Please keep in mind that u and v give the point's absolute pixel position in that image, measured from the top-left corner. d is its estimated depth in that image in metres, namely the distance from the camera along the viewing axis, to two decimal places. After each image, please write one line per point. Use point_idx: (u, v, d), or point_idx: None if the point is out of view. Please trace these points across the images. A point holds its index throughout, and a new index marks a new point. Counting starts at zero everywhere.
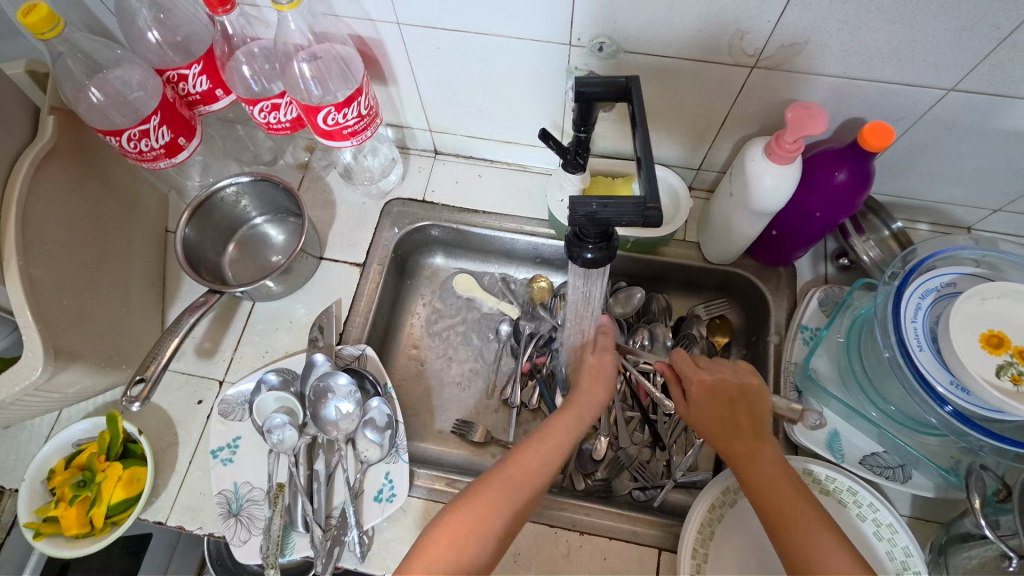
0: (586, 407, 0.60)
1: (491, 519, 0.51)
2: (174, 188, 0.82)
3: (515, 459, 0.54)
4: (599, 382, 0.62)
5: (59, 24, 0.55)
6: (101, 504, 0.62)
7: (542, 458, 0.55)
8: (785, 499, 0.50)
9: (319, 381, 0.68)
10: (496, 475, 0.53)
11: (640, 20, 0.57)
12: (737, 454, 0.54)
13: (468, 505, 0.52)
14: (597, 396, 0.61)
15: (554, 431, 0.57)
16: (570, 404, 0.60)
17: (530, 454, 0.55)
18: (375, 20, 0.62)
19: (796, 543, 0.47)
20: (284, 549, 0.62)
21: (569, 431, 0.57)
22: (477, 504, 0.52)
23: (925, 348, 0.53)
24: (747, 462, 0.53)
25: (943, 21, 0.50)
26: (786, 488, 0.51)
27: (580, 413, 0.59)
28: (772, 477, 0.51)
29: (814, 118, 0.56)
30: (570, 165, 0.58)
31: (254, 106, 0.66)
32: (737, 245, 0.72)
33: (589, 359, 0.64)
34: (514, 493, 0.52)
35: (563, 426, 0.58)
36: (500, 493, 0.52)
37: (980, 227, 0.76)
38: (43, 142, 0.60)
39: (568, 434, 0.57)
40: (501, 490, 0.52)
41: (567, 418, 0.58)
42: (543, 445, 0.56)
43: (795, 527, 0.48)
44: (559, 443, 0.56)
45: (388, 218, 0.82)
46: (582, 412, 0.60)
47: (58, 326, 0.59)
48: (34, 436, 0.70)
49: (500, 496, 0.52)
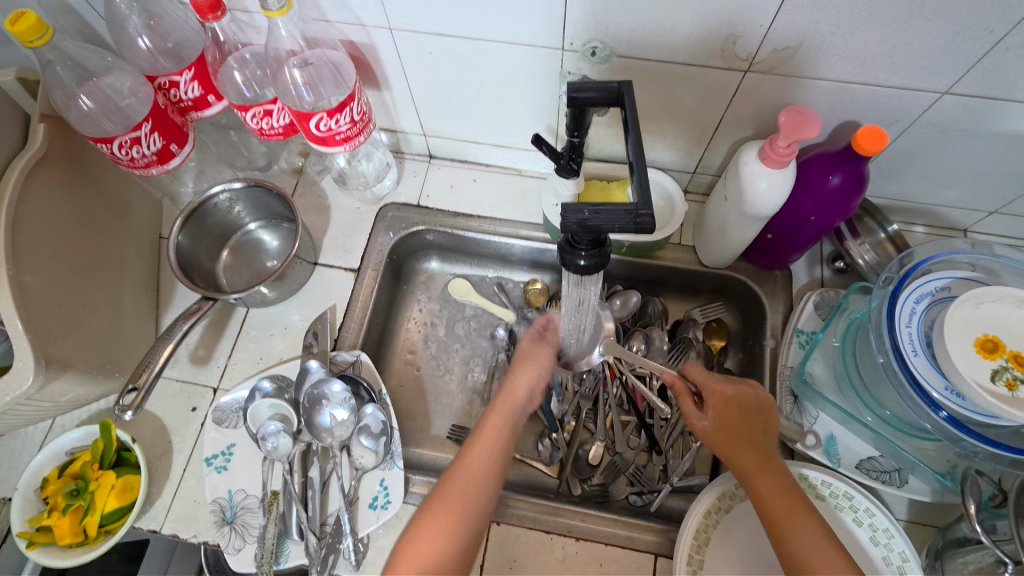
0: (516, 391, 0.66)
1: (457, 505, 0.54)
2: (167, 194, 0.82)
3: (468, 451, 0.59)
4: (532, 366, 0.68)
5: (48, 32, 0.55)
6: (94, 513, 0.61)
7: (490, 439, 0.60)
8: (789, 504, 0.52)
9: (313, 388, 0.68)
10: (457, 471, 0.57)
11: (631, 25, 0.57)
12: (748, 464, 0.55)
13: (435, 505, 0.55)
14: (524, 380, 0.67)
15: (492, 417, 0.63)
16: (499, 395, 0.66)
17: (479, 444, 0.59)
18: (367, 25, 0.62)
19: (796, 550, 0.49)
20: (279, 557, 0.62)
21: (508, 412, 0.64)
22: (444, 501, 0.55)
23: (919, 353, 0.53)
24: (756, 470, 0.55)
25: (935, 25, 0.50)
26: (790, 496, 0.53)
27: (507, 403, 0.64)
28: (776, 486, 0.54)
29: (807, 122, 0.55)
30: (564, 170, 0.58)
31: (246, 112, 0.66)
32: (732, 249, 0.72)
33: (526, 346, 0.72)
34: (478, 482, 0.57)
35: (498, 411, 0.63)
36: (462, 487, 0.56)
37: (976, 230, 0.76)
38: (34, 149, 0.60)
39: (506, 416, 0.63)
40: (465, 482, 0.56)
41: (502, 403, 0.65)
42: (487, 431, 0.61)
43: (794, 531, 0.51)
44: (496, 423, 0.62)
45: (383, 222, 0.82)
46: (509, 397, 0.65)
47: (51, 334, 0.58)
48: (28, 445, 0.70)
49: (463, 484, 0.56)
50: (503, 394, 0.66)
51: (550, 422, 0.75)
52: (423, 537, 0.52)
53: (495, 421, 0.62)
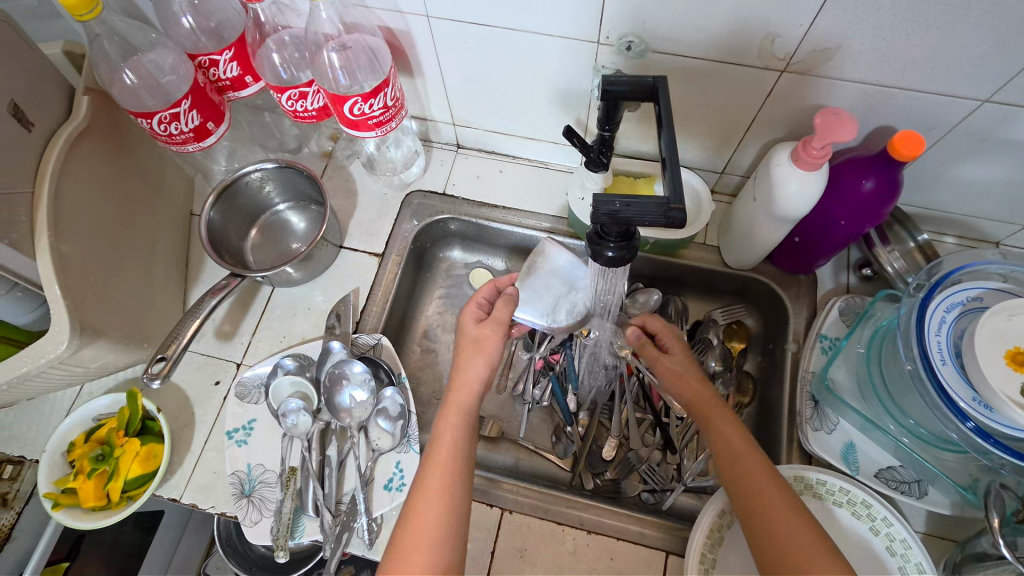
0: (459, 390, 0.60)
1: (429, 525, 0.52)
2: (200, 170, 0.84)
3: (426, 472, 0.55)
4: (480, 355, 0.62)
5: (98, 6, 0.56)
6: (119, 478, 0.63)
7: (442, 459, 0.56)
8: (775, 499, 0.51)
9: (334, 367, 0.69)
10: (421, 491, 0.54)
11: (668, 20, 0.56)
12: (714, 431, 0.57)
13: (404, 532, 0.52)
14: (476, 371, 0.61)
15: (446, 418, 0.59)
16: (450, 392, 0.61)
17: (437, 456, 0.56)
18: (404, 12, 0.63)
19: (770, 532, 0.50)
20: (294, 532, 0.63)
21: (459, 413, 0.59)
22: (416, 523, 0.52)
23: (948, 362, 0.52)
24: (739, 454, 0.55)
25: (981, 31, 0.49)
26: (766, 482, 0.52)
27: (459, 400, 0.60)
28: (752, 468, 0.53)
29: (844, 124, 0.54)
30: (593, 164, 0.58)
31: (282, 94, 0.66)
32: (758, 251, 0.71)
33: (473, 325, 0.64)
34: (444, 499, 0.53)
35: (450, 412, 0.59)
36: (432, 505, 0.53)
37: (1009, 243, 0.74)
38: (78, 120, 0.62)
39: (457, 417, 0.59)
40: (432, 499, 0.53)
41: (452, 403, 0.60)
42: (443, 440, 0.57)
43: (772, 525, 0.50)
44: (452, 424, 0.58)
45: (408, 209, 0.83)
46: (461, 396, 0.60)
47: (85, 301, 0.60)
48: (56, 409, 0.72)
49: (430, 503, 0.53)
50: (455, 383, 0.61)
51: (565, 415, 0.75)
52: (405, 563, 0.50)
53: (449, 422, 0.59)
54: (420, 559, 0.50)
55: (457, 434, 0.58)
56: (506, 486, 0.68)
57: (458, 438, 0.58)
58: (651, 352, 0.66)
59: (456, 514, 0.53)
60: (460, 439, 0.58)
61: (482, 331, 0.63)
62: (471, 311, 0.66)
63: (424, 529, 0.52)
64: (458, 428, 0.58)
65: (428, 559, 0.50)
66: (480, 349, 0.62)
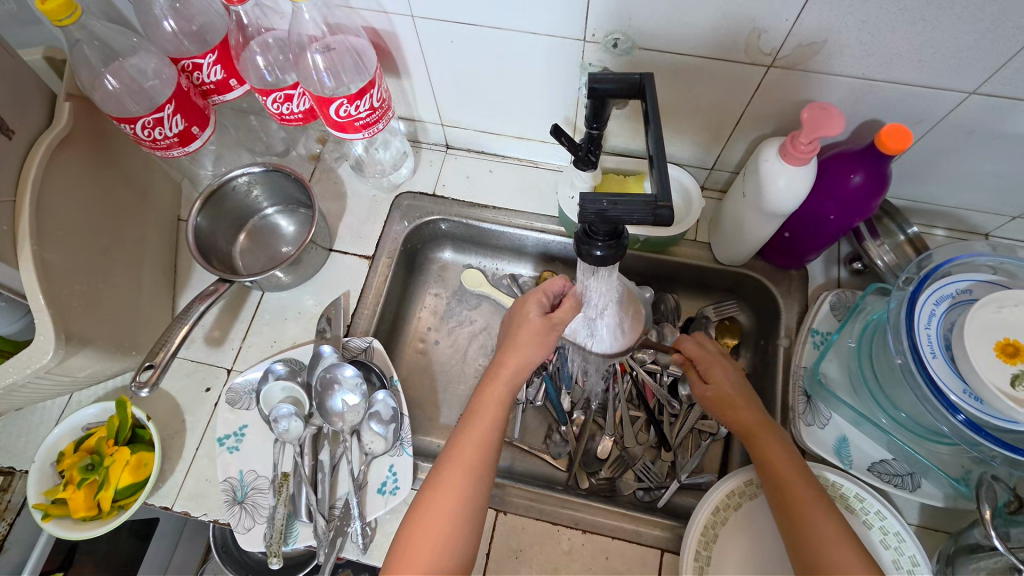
0: (506, 370, 0.60)
1: (454, 494, 0.53)
2: (187, 177, 0.83)
3: (459, 441, 0.57)
4: (536, 340, 0.61)
5: (76, 11, 0.56)
6: (109, 487, 0.62)
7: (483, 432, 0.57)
8: (828, 533, 0.50)
9: (326, 371, 0.69)
10: (454, 458, 0.56)
11: (655, 17, 0.56)
12: (749, 433, 0.59)
13: (428, 499, 0.54)
14: (518, 362, 0.60)
15: (488, 394, 0.60)
16: (501, 368, 0.61)
17: (477, 425, 0.58)
18: (389, 12, 0.62)
19: (804, 532, 0.51)
20: (288, 537, 0.62)
21: (502, 390, 0.59)
22: (440, 492, 0.54)
23: (937, 355, 0.52)
24: (791, 484, 0.54)
25: (966, 24, 0.49)
26: (821, 514, 0.51)
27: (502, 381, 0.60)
28: (802, 493, 0.53)
29: (831, 119, 0.55)
30: (582, 163, 0.57)
31: (268, 97, 0.66)
32: (749, 247, 0.71)
33: (535, 314, 0.63)
34: (475, 468, 0.55)
35: (494, 389, 0.60)
36: (459, 468, 0.55)
37: (998, 234, 0.75)
38: (59, 129, 0.61)
39: (500, 394, 0.59)
40: (461, 467, 0.55)
41: (498, 379, 0.60)
42: (483, 416, 0.58)
43: (825, 556, 0.49)
44: (494, 402, 0.59)
45: (397, 211, 0.82)
46: (510, 375, 0.60)
47: (71, 311, 0.59)
48: (45, 418, 0.71)
49: (458, 473, 0.55)
50: (504, 362, 0.61)
51: (559, 415, 0.75)
52: (427, 524, 0.52)
53: (494, 397, 0.59)
54: (444, 526, 0.52)
55: (497, 413, 0.58)
56: (501, 487, 0.67)
57: (497, 417, 0.58)
58: (694, 379, 0.67)
59: (480, 491, 0.54)
60: (499, 418, 0.58)
61: (543, 322, 0.62)
62: (536, 300, 0.64)
63: (442, 502, 0.53)
64: (496, 407, 0.59)
65: (447, 531, 0.52)
66: (540, 340, 0.61)
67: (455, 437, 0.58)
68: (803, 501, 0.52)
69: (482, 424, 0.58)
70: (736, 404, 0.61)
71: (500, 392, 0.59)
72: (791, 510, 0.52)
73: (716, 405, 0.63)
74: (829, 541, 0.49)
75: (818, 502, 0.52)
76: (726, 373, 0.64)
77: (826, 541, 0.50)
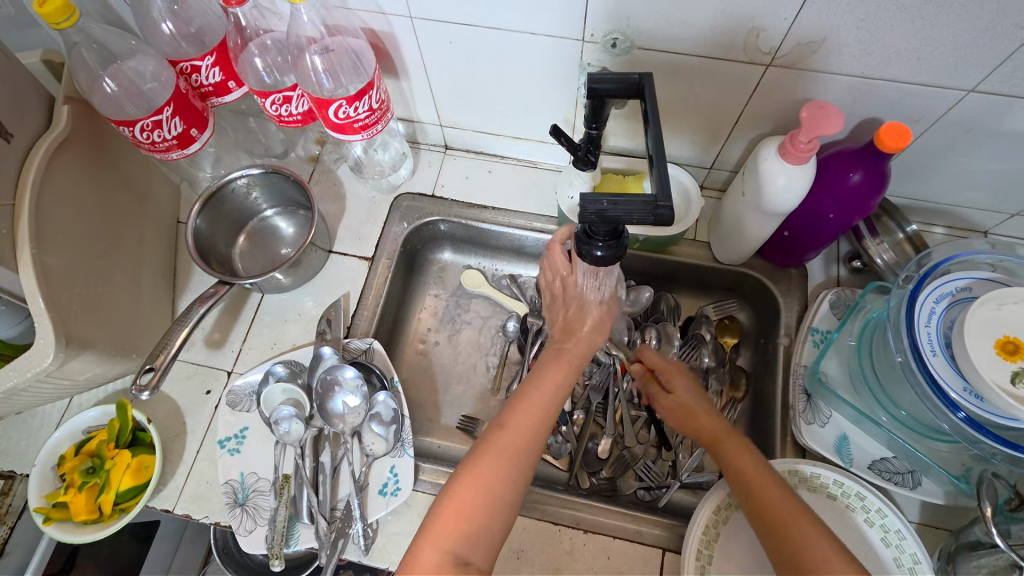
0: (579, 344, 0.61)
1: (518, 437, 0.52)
2: (186, 179, 0.83)
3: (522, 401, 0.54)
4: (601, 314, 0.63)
5: (74, 14, 0.56)
6: (110, 491, 0.62)
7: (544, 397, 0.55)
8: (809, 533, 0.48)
9: (326, 373, 0.68)
10: (522, 404, 0.54)
11: (654, 16, 0.56)
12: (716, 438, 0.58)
13: (479, 453, 0.51)
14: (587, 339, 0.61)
15: (559, 361, 0.58)
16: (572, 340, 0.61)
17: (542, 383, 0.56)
18: (388, 13, 0.62)
19: (786, 533, 0.49)
20: (289, 539, 0.62)
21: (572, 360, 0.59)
22: (504, 434, 0.52)
23: (938, 352, 0.52)
24: (765, 486, 0.52)
25: (964, 22, 0.49)
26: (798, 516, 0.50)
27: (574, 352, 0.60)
28: (776, 497, 0.51)
29: (830, 117, 0.55)
30: (581, 163, 0.57)
31: (266, 98, 0.66)
32: (748, 246, 0.71)
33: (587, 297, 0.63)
34: (543, 421, 0.53)
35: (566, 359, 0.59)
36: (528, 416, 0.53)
37: (997, 232, 0.75)
38: (57, 131, 0.61)
39: (569, 364, 0.59)
40: (530, 415, 0.53)
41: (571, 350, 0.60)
42: (551, 375, 0.57)
43: (812, 554, 0.47)
44: (566, 367, 0.58)
45: (397, 212, 0.82)
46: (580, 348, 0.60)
47: (71, 314, 0.59)
48: (45, 422, 0.71)
49: (525, 421, 0.53)
50: (574, 339, 0.61)
51: (559, 415, 0.75)
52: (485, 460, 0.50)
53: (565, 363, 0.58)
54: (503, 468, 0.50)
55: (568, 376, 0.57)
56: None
57: (564, 383, 0.56)
58: (657, 391, 0.67)
59: (530, 453, 0.52)
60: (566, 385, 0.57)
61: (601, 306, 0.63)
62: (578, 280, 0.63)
63: (508, 445, 0.51)
64: (564, 372, 0.57)
65: (505, 472, 0.50)
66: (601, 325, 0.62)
67: (514, 400, 0.55)
68: (780, 504, 0.51)
69: (552, 383, 0.56)
70: (697, 413, 0.61)
71: (572, 361, 0.59)
72: (764, 513, 0.51)
73: (680, 413, 0.63)
74: (811, 541, 0.48)
75: (793, 504, 0.51)
76: (685, 382, 0.64)
77: (808, 542, 0.48)
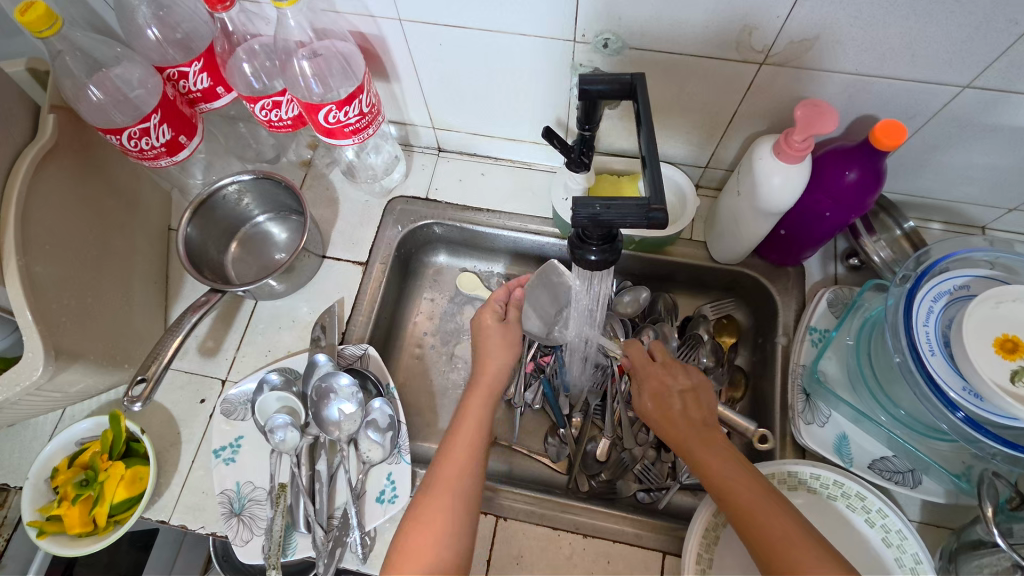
0: (487, 373, 0.65)
1: (453, 484, 0.55)
2: (176, 186, 0.82)
3: (452, 439, 0.59)
4: (506, 347, 0.67)
5: (57, 22, 0.55)
6: (104, 503, 0.61)
7: (470, 435, 0.59)
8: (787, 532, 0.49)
9: (321, 380, 0.68)
10: (448, 453, 0.58)
11: (646, 14, 0.55)
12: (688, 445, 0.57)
13: (423, 500, 0.55)
14: (500, 364, 0.65)
15: (471, 402, 0.62)
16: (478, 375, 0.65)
17: (463, 429, 0.59)
18: (376, 16, 0.62)
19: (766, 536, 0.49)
20: (286, 549, 0.62)
21: (487, 394, 0.63)
22: (437, 484, 0.56)
23: (936, 352, 0.52)
24: (740, 489, 0.52)
25: (959, 17, 0.49)
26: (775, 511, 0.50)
27: (487, 381, 0.64)
28: (755, 499, 0.51)
29: (824, 116, 0.54)
30: (574, 165, 0.55)
31: (256, 104, 0.65)
32: (745, 245, 0.70)
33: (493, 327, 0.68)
34: (470, 462, 0.57)
35: (477, 395, 0.63)
36: (455, 462, 0.57)
37: (995, 227, 0.74)
38: (44, 140, 0.60)
39: (485, 399, 0.62)
40: (456, 458, 0.57)
41: (481, 384, 0.64)
42: (470, 416, 0.61)
43: (789, 553, 0.48)
44: (480, 403, 0.62)
45: (390, 216, 0.81)
46: (494, 379, 0.64)
47: (61, 326, 0.58)
48: (38, 434, 0.70)
49: (455, 467, 0.56)
50: (481, 371, 0.65)
51: (557, 417, 0.75)
52: (426, 511, 0.54)
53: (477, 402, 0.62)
54: (444, 513, 0.54)
55: (483, 413, 0.61)
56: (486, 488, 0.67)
57: (483, 417, 0.61)
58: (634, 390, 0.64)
59: (471, 490, 0.56)
60: (485, 420, 0.61)
61: (501, 329, 0.68)
62: (491, 311, 0.69)
63: (444, 492, 0.55)
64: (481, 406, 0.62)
65: (447, 517, 0.54)
66: (505, 344, 0.67)
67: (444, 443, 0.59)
68: (757, 504, 0.51)
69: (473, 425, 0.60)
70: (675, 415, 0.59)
71: (485, 397, 0.63)
72: (741, 514, 0.51)
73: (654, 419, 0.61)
74: (790, 541, 0.48)
75: (770, 502, 0.51)
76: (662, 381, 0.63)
77: (784, 542, 0.48)
